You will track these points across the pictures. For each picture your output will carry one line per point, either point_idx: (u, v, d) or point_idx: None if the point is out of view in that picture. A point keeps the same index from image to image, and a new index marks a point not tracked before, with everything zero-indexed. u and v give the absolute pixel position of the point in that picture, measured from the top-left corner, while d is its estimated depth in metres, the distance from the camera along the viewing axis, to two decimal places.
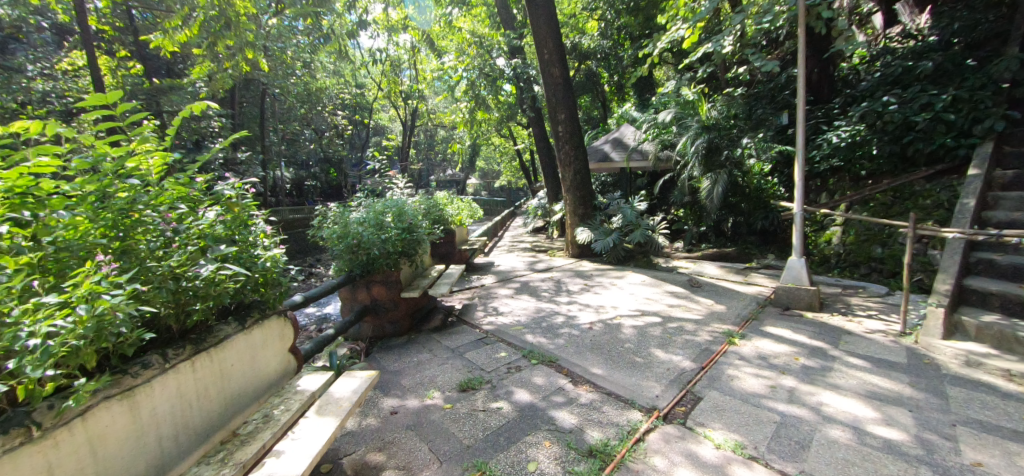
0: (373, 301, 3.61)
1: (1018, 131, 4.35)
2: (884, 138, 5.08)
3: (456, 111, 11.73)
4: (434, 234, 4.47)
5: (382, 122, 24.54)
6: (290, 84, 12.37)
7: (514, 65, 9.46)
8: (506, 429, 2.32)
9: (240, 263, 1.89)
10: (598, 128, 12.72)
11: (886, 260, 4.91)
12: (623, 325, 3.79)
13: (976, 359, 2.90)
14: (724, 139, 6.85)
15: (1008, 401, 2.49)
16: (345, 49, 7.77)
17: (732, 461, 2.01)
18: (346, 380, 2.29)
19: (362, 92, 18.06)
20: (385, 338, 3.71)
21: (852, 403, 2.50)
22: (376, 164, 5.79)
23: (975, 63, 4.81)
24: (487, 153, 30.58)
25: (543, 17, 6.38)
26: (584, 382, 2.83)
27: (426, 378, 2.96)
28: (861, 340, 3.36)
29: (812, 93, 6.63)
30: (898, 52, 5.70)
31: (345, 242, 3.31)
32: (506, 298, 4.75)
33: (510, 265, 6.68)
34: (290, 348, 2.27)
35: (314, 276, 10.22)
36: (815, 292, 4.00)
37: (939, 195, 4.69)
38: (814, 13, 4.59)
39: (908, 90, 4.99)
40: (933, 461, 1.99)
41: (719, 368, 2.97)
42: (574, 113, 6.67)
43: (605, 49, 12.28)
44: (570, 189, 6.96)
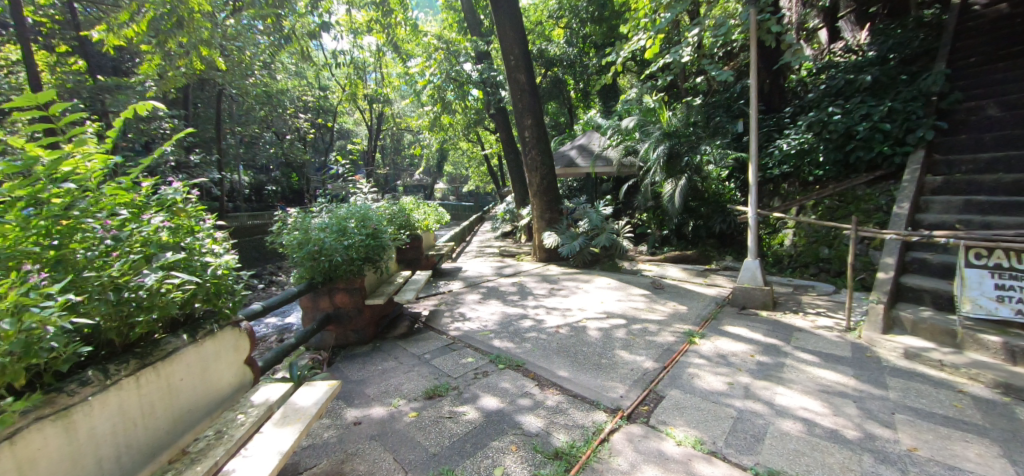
0: (336, 309, 3.52)
1: (946, 140, 4.70)
2: (829, 145, 5.41)
3: (423, 114, 11.63)
4: (399, 239, 4.40)
5: (347, 125, 24.07)
6: (248, 85, 11.88)
7: (480, 70, 9.51)
8: (472, 436, 2.30)
9: (188, 271, 1.79)
10: (565, 134, 12.90)
11: (833, 260, 5.22)
12: (588, 328, 3.84)
13: (913, 351, 3.12)
14: (685, 145, 7.03)
15: (939, 389, 2.70)
16: (308, 50, 7.56)
17: (693, 457, 2.07)
18: (307, 390, 2.21)
19: (326, 95, 17.60)
20: (349, 346, 3.59)
21: (803, 397, 2.62)
22: (340, 169, 5.63)
23: (907, 77, 5.19)
24: (455, 159, 30.44)
25: (509, 24, 6.43)
26: (550, 385, 2.85)
27: (392, 386, 2.89)
28: (810, 336, 3.56)
29: (764, 103, 6.95)
30: (841, 65, 6.05)
31: (305, 249, 3.21)
32: (474, 304, 4.71)
33: (478, 270, 6.63)
34: (247, 360, 2.18)
35: (274, 285, 9.88)
36: (769, 292, 4.20)
37: (878, 200, 5.01)
38: (764, 29, 4.81)
39: (851, 102, 5.31)
40: (874, 448, 2.14)
41: (681, 367, 3.05)
42: (540, 119, 6.75)
43: (570, 56, 12.52)
44: (537, 194, 7.00)
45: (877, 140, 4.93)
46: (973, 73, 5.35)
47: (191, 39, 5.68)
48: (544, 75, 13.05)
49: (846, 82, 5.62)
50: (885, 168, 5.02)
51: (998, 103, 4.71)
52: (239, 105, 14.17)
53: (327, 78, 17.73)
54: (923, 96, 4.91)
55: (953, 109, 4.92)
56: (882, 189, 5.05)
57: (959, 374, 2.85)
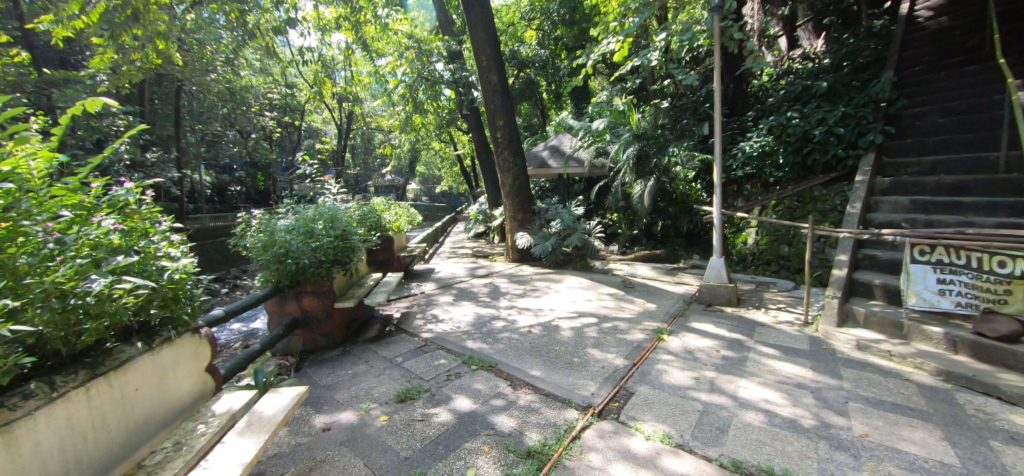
0: (304, 313, 3.43)
1: (894, 143, 4.99)
2: (788, 148, 5.65)
3: (395, 114, 11.46)
4: (370, 241, 4.32)
5: (316, 124, 23.45)
6: (210, 82, 11.39)
7: (452, 70, 9.47)
8: (444, 437, 2.29)
9: (143, 275, 1.69)
10: (537, 135, 13.00)
11: (792, 258, 5.46)
12: (561, 327, 3.89)
13: (865, 342, 3.30)
14: (653, 146, 7.13)
15: (888, 378, 2.87)
16: (273, 47, 7.32)
17: (660, 451, 2.13)
18: (272, 397, 2.14)
19: (294, 93, 17.10)
20: (317, 351, 3.51)
21: (764, 389, 2.74)
22: (308, 168, 5.48)
23: (858, 84, 5.49)
24: (427, 160, 30.15)
25: (481, 24, 6.43)
26: (523, 384, 2.86)
27: (362, 391, 2.83)
28: (772, 331, 3.71)
29: (728, 106, 7.18)
30: (799, 72, 6.34)
31: (270, 252, 3.12)
32: (447, 305, 4.68)
33: (450, 271, 6.60)
34: (208, 368, 2.10)
35: (238, 289, 9.51)
36: (733, 289, 4.34)
37: (834, 200, 5.27)
38: (727, 35, 4.99)
39: (808, 107, 5.59)
40: (829, 435, 2.25)
41: (649, 364, 3.13)
42: (512, 119, 6.76)
43: (542, 58, 12.62)
44: (509, 194, 7.01)
45: (831, 143, 5.19)
46: (918, 81, 5.71)
47: (146, 32, 5.41)
48: (516, 76, 13.11)
49: (803, 88, 5.90)
50: (839, 169, 5.28)
51: (940, 110, 5.04)
52: (200, 102, 13.57)
53: (294, 76, 17.23)
54: (872, 102, 5.22)
55: (900, 115, 5.24)
56: (837, 189, 5.31)
57: (905, 363, 3.03)
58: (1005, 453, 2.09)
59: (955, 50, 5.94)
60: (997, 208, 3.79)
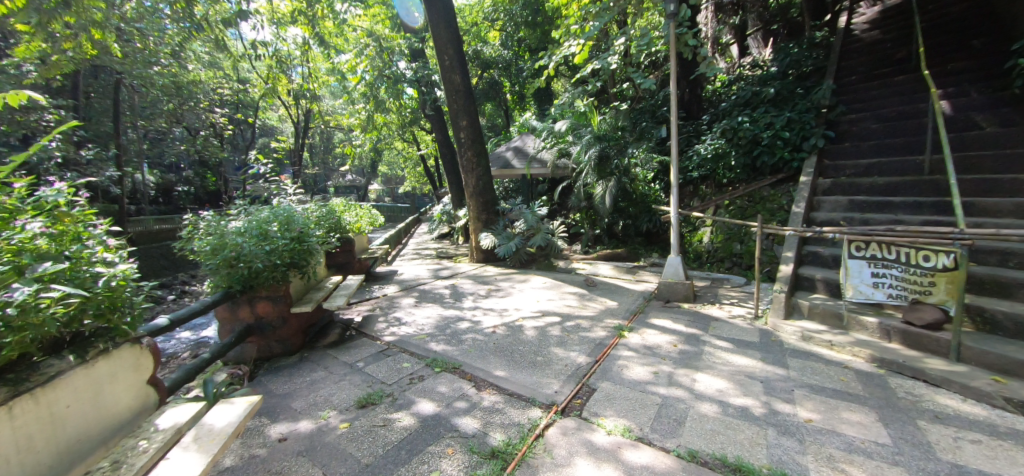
0: (257, 319, 3.28)
1: (833, 147, 5.35)
2: (739, 151, 5.94)
3: (355, 112, 11.16)
4: (329, 243, 4.19)
5: (272, 122, 22.49)
6: (153, 75, 10.69)
7: (415, 68, 9.33)
8: (407, 442, 2.25)
9: (74, 283, 1.57)
10: (502, 135, 13.03)
11: (744, 255, 5.74)
12: (525, 327, 3.91)
13: (809, 333, 3.52)
14: (614, 148, 7.21)
15: (830, 366, 3.07)
16: (223, 40, 6.96)
17: (621, 445, 2.19)
18: (224, 408, 2.03)
19: (248, 88, 16.35)
20: (273, 358, 3.38)
21: (718, 381, 2.86)
22: (262, 168, 5.27)
23: (802, 91, 5.87)
24: (391, 160, 29.60)
25: (443, 23, 6.38)
26: (487, 385, 2.86)
27: (321, 398, 2.75)
28: (725, 325, 3.89)
29: (684, 110, 7.44)
30: (749, 78, 6.70)
31: (220, 255, 2.96)
32: (410, 307, 4.60)
33: (413, 273, 6.49)
34: (151, 381, 1.97)
35: (186, 295, 9.00)
36: (689, 286, 4.52)
37: (780, 200, 5.58)
38: (682, 41, 5.18)
39: (757, 111, 5.90)
40: (777, 422, 2.39)
41: (611, 360, 3.20)
42: (476, 120, 6.75)
43: (505, 59, 12.70)
44: (473, 195, 6.99)
45: (778, 146, 5.50)
46: (854, 89, 6.16)
47: (79, 20, 5.02)
48: (479, 76, 13.13)
49: (753, 94, 6.24)
50: (785, 171, 5.55)
51: (873, 116, 5.46)
52: (142, 96, 12.70)
53: (247, 70, 16.46)
54: (815, 108, 5.59)
55: (839, 120, 5.62)
56: (784, 190, 5.62)
57: (844, 351, 3.26)
58: (930, 431, 2.29)
59: (886, 61, 6.43)
60: (922, 207, 4.13)
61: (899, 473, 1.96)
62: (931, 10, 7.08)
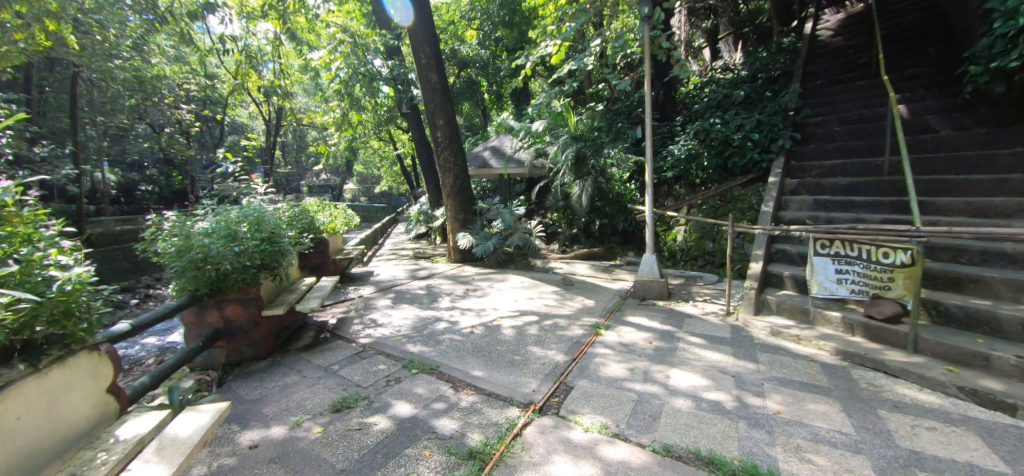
0: (226, 323, 3.17)
1: (800, 149, 5.55)
2: (711, 152, 6.09)
3: (329, 110, 10.92)
4: (302, 244, 4.09)
5: (242, 119, 21.78)
6: (113, 68, 10.19)
7: (391, 67, 9.21)
8: (384, 445, 2.22)
9: (25, 287, 1.50)
10: (479, 135, 13.00)
11: (716, 253, 5.90)
12: (503, 326, 3.92)
13: (777, 328, 3.65)
14: (590, 148, 7.31)
15: (797, 359, 3.19)
16: (189, 33, 6.69)
17: (598, 441, 2.22)
18: (190, 416, 1.95)
19: (216, 84, 15.77)
20: (243, 363, 3.27)
21: (691, 376, 2.93)
22: (230, 167, 5.09)
23: (770, 94, 6.09)
24: (367, 160, 29.10)
25: (419, 21, 6.30)
26: (464, 385, 2.85)
27: (294, 403, 2.68)
28: (698, 321, 3.99)
29: (659, 111, 7.55)
30: (721, 81, 6.90)
31: (185, 257, 2.85)
32: (386, 308, 4.54)
33: (390, 274, 6.39)
34: (110, 389, 1.88)
35: (150, 299, 8.63)
36: (664, 283, 4.61)
37: (750, 199, 5.75)
38: (656, 44, 5.26)
39: (728, 113, 6.08)
40: (747, 415, 2.46)
41: (588, 358, 3.24)
42: (453, 119, 6.71)
43: (482, 58, 12.69)
44: (451, 194, 6.94)
45: (748, 148, 5.67)
46: (819, 93, 6.42)
47: (30, 10, 4.74)
48: (456, 75, 13.08)
49: (724, 96, 6.42)
50: (755, 172, 5.73)
51: (836, 119, 5.69)
52: (101, 91, 12.09)
53: (215, 65, 15.88)
54: (782, 111, 5.80)
55: (805, 123, 5.83)
56: (753, 190, 5.78)
57: (811, 345, 3.39)
58: (890, 420, 2.41)
59: (849, 67, 6.71)
60: (882, 206, 4.33)
61: (861, 461, 2.05)
62: (890, 18, 7.43)
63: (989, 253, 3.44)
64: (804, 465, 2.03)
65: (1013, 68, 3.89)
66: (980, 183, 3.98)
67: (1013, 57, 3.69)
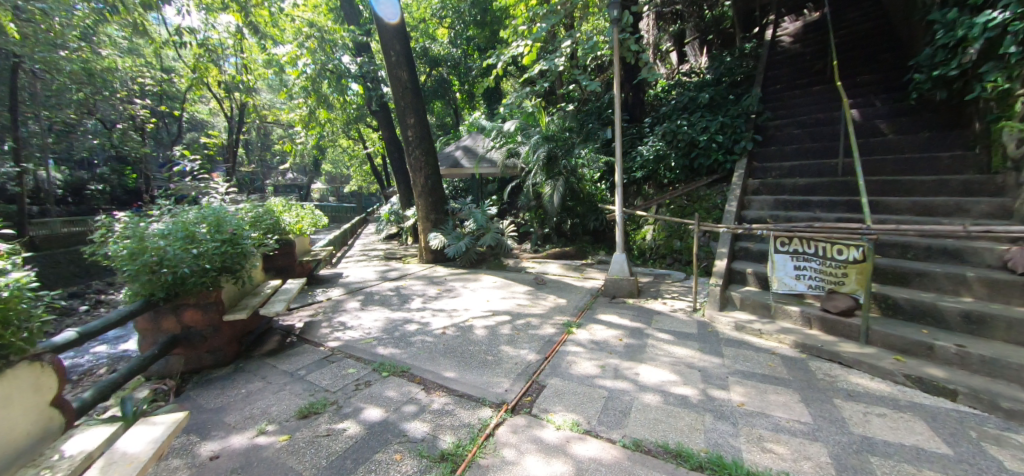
0: (184, 329, 3.03)
1: (762, 150, 5.78)
2: (678, 153, 6.27)
3: (295, 107, 10.59)
4: (266, 246, 3.96)
5: (202, 116, 20.83)
6: (59, 60, 9.56)
7: (360, 64, 9.03)
8: (353, 451, 2.17)
9: None
10: (451, 135, 12.91)
11: (683, 251, 6.07)
12: (475, 327, 3.90)
13: (741, 323, 3.79)
14: (562, 148, 7.45)
15: (759, 353, 3.32)
16: (142, 25, 6.35)
17: (570, 438, 2.24)
18: (141, 429, 1.85)
19: (173, 78, 15.03)
20: (203, 370, 3.13)
21: (660, 372, 3.00)
22: (189, 165, 4.88)
23: (733, 98, 6.35)
24: (335, 159, 28.38)
25: (389, 18, 6.21)
26: (436, 387, 2.82)
27: (258, 410, 2.59)
28: (667, 318, 4.10)
29: (628, 112, 7.70)
30: (688, 85, 7.12)
31: (138, 260, 2.71)
32: (356, 311, 4.44)
33: (360, 275, 6.26)
34: (54, 402, 1.78)
35: (101, 305, 8.16)
36: (633, 281, 4.71)
37: (715, 199, 5.93)
38: (625, 47, 5.37)
39: (694, 116, 6.30)
40: (713, 407, 2.55)
41: (561, 356, 3.27)
42: (424, 118, 6.64)
43: (454, 57, 12.62)
44: (422, 194, 6.86)
45: (713, 149, 5.86)
46: (779, 97, 6.71)
47: None
48: (428, 74, 12.98)
49: (689, 99, 6.64)
50: (720, 172, 5.93)
51: (794, 123, 5.96)
52: (45, 83, 11.30)
53: (172, 59, 15.14)
54: (744, 114, 6.05)
55: (766, 126, 6.08)
56: (719, 190, 5.96)
57: (772, 339, 3.54)
58: (844, 408, 2.54)
59: (805, 73, 7.04)
60: (836, 206, 4.56)
61: (818, 448, 2.16)
62: (843, 27, 7.85)
63: (933, 249, 3.68)
64: (765, 455, 2.12)
65: (953, 77, 4.16)
66: (923, 183, 4.26)
67: (953, 67, 3.96)
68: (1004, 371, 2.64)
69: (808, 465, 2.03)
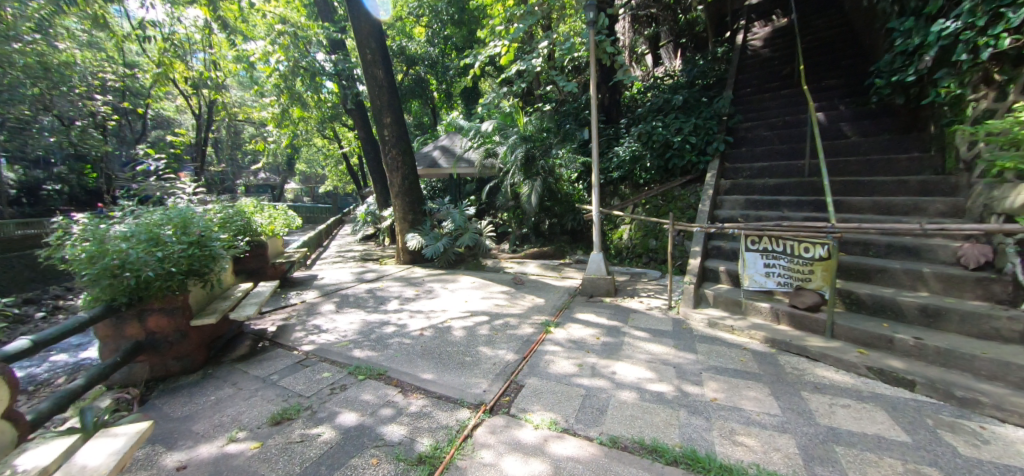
0: (149, 335, 2.91)
1: (733, 152, 5.94)
2: (654, 153, 6.37)
3: (267, 105, 10.31)
4: (237, 248, 3.84)
5: (168, 113, 20.04)
6: (10, 52, 9.03)
7: (335, 61, 8.87)
8: (328, 456, 2.14)
9: None
10: (429, 134, 12.80)
11: (659, 250, 6.19)
12: (453, 328, 3.89)
13: (714, 320, 3.90)
14: (539, 149, 7.48)
15: (731, 349, 3.42)
16: (101, 17, 6.06)
17: (548, 438, 2.26)
18: (103, 441, 1.78)
19: (136, 74, 14.41)
20: (170, 378, 3.02)
21: (636, 369, 3.06)
22: (154, 164, 4.70)
23: (706, 100, 6.51)
24: (311, 159, 27.78)
25: (364, 15, 6.12)
26: (414, 389, 2.80)
27: (228, 418, 2.51)
28: (643, 316, 4.17)
29: (604, 113, 7.77)
30: (662, 87, 7.27)
31: (99, 263, 2.60)
32: (331, 313, 4.36)
33: (335, 277, 6.15)
34: (8, 413, 1.75)
35: (60, 311, 7.76)
36: (610, 280, 4.78)
37: (689, 199, 6.07)
38: (601, 48, 5.44)
39: (669, 117, 6.42)
40: (688, 403, 2.61)
41: (539, 356, 3.29)
42: (401, 117, 6.57)
43: (431, 56, 12.53)
44: (399, 194, 6.78)
45: (687, 150, 6.00)
46: (749, 99, 6.92)
47: None
48: (405, 73, 12.85)
49: (664, 101, 6.77)
50: (693, 173, 6.08)
51: (763, 125, 6.15)
52: None
53: (136, 53, 14.53)
54: (716, 116, 6.21)
55: (737, 128, 6.26)
56: (692, 190, 6.10)
57: (743, 335, 3.65)
58: (811, 400, 2.64)
59: (775, 76, 7.27)
60: (804, 205, 4.74)
61: (787, 439, 2.24)
62: (809, 33, 8.14)
63: (892, 246, 3.86)
64: (737, 448, 2.18)
65: (910, 82, 4.37)
66: (884, 184, 4.46)
67: (910, 73, 4.15)
68: (958, 361, 2.79)
69: (777, 456, 2.10)
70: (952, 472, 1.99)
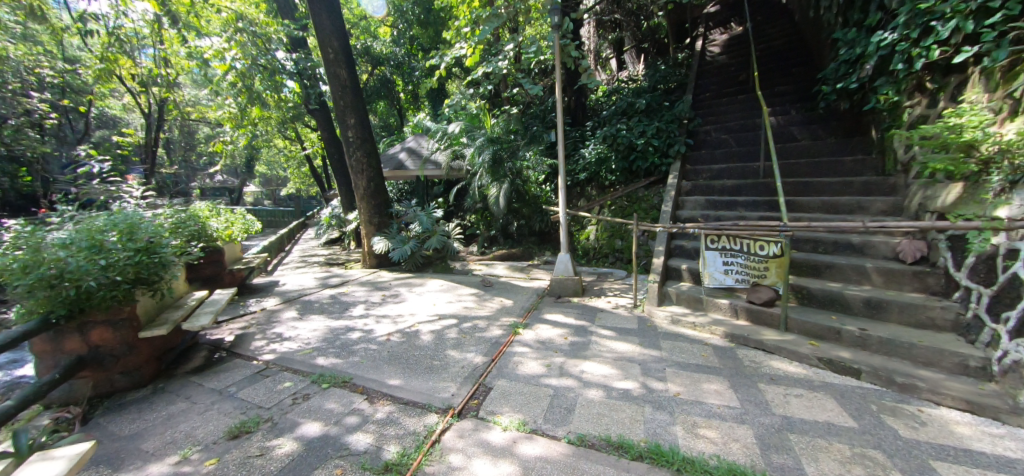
0: (92, 349, 2.73)
1: (694, 154, 6.15)
2: (619, 156, 6.48)
3: (223, 104, 9.86)
4: (190, 254, 3.65)
5: (114, 111, 18.81)
6: None
7: (295, 60, 8.59)
8: (291, 468, 2.08)
9: None
10: (395, 136, 12.60)
11: (625, 250, 6.34)
12: (420, 332, 3.84)
13: (676, 317, 4.03)
14: (506, 151, 7.51)
15: (694, 344, 3.55)
16: (31, 6, 5.60)
17: (517, 439, 2.27)
18: (38, 468, 1.63)
19: (77, 69, 13.44)
20: (115, 393, 2.85)
21: (602, 367, 3.12)
22: (96, 166, 4.41)
23: (668, 104, 6.72)
24: (272, 160, 26.77)
25: (325, 14, 5.97)
26: (380, 396, 2.75)
27: (181, 434, 2.40)
28: (609, 315, 4.26)
29: (570, 116, 7.89)
30: (626, 91, 7.46)
31: (33, 274, 2.44)
32: (293, 321, 4.22)
33: (298, 283, 5.96)
34: None
35: None
36: (577, 281, 4.85)
37: (653, 200, 6.25)
38: (566, 52, 5.51)
39: (633, 120, 6.56)
40: (652, 399, 2.69)
41: (507, 357, 3.31)
42: (364, 118, 6.44)
43: (397, 57, 12.39)
44: (363, 197, 6.64)
45: (650, 152, 6.16)
46: (708, 104, 7.19)
47: None
48: (370, 73, 12.63)
49: (628, 104, 6.92)
50: (657, 174, 6.25)
51: (720, 129, 6.41)
52: None
53: (77, 47, 13.55)
54: (677, 119, 6.41)
55: (697, 131, 6.49)
56: (656, 191, 6.29)
57: (704, 330, 3.79)
58: (767, 391, 2.78)
59: (731, 82, 7.59)
60: (759, 205, 4.97)
61: (745, 430, 2.34)
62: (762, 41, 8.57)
63: (839, 244, 4.11)
64: (698, 440, 2.26)
65: (853, 89, 4.64)
66: (831, 184, 4.74)
67: (853, 80, 4.40)
68: (899, 350, 3.00)
69: (736, 447, 2.20)
70: (894, 453, 2.14)
